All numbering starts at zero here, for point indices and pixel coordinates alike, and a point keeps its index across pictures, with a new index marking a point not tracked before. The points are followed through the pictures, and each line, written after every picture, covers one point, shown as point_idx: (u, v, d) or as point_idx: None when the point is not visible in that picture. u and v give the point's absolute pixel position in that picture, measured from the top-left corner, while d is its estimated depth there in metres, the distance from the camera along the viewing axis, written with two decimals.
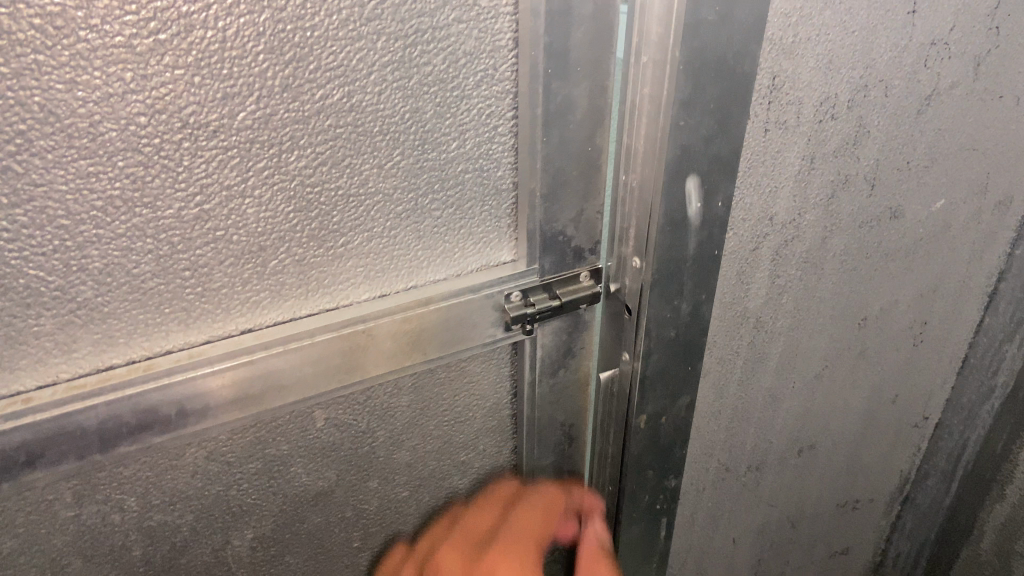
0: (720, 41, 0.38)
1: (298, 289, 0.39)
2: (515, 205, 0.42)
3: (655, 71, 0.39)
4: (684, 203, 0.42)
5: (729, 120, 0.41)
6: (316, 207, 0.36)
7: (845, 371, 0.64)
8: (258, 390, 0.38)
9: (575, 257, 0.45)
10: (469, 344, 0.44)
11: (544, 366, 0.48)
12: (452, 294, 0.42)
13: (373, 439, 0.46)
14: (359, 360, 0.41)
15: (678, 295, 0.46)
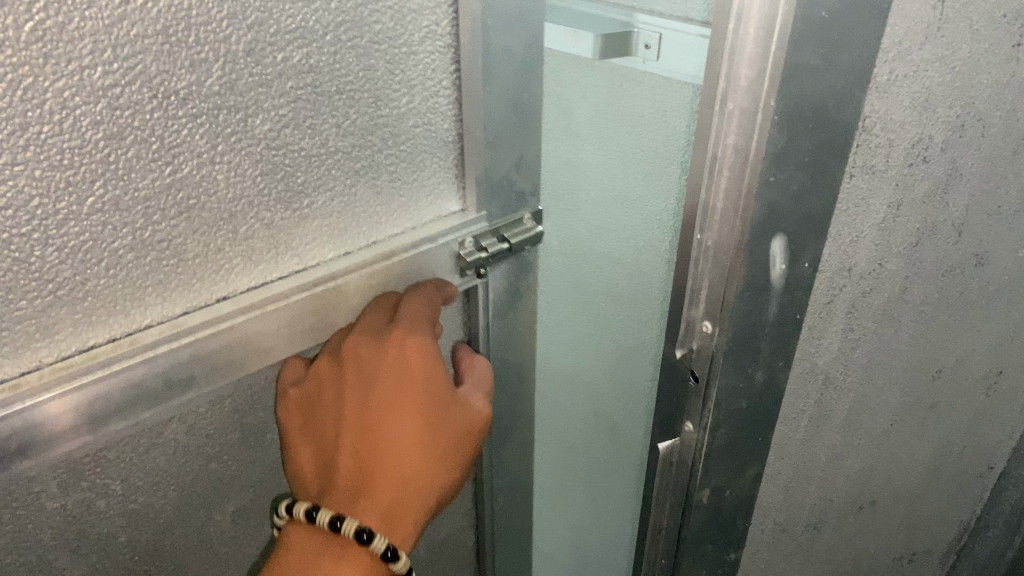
0: (823, 87, 0.33)
1: (267, 251, 0.34)
2: (484, 153, 0.38)
3: (743, 120, 0.34)
4: (767, 265, 0.37)
5: (823, 174, 0.36)
6: (282, 168, 0.33)
7: (913, 425, 0.59)
8: (237, 358, 0.34)
9: (518, 201, 0.41)
10: None
11: (503, 321, 0.44)
12: (414, 247, 0.38)
13: None
14: (330, 321, 0.37)
15: (752, 363, 0.41)
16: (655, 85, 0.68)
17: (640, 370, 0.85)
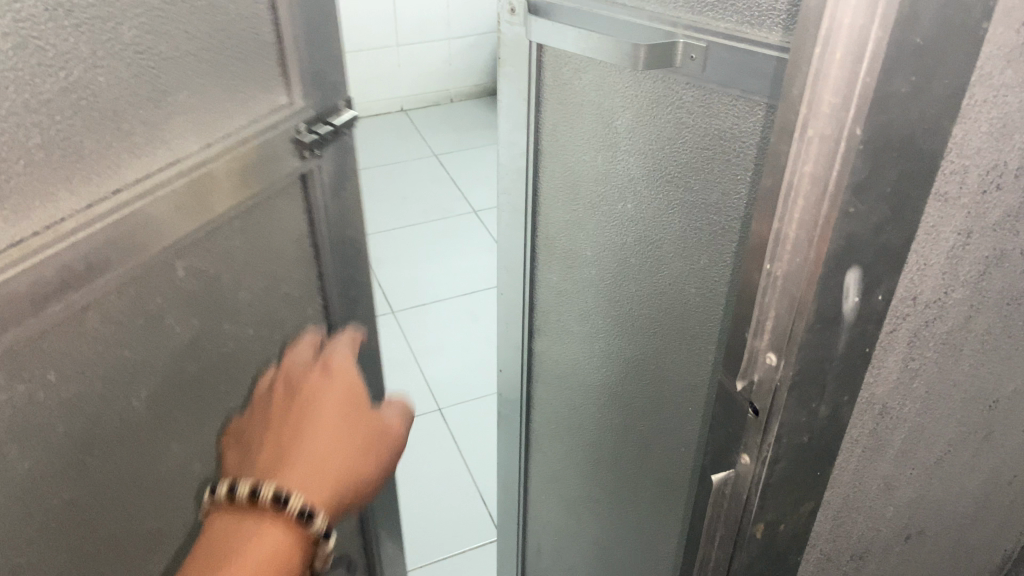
0: (911, 117, 0.32)
1: (146, 147, 0.46)
2: (299, 65, 0.55)
3: (821, 148, 0.33)
4: (839, 298, 0.36)
5: (905, 206, 0.35)
6: (150, 70, 0.45)
7: (966, 455, 0.57)
8: (138, 234, 0.46)
9: (331, 96, 0.59)
10: (276, 174, 0.55)
11: (330, 193, 0.62)
12: (257, 132, 0.53)
13: (221, 283, 0.56)
14: (204, 196, 0.50)
15: (817, 398, 0.40)
16: (698, 98, 0.66)
17: (685, 385, 0.81)
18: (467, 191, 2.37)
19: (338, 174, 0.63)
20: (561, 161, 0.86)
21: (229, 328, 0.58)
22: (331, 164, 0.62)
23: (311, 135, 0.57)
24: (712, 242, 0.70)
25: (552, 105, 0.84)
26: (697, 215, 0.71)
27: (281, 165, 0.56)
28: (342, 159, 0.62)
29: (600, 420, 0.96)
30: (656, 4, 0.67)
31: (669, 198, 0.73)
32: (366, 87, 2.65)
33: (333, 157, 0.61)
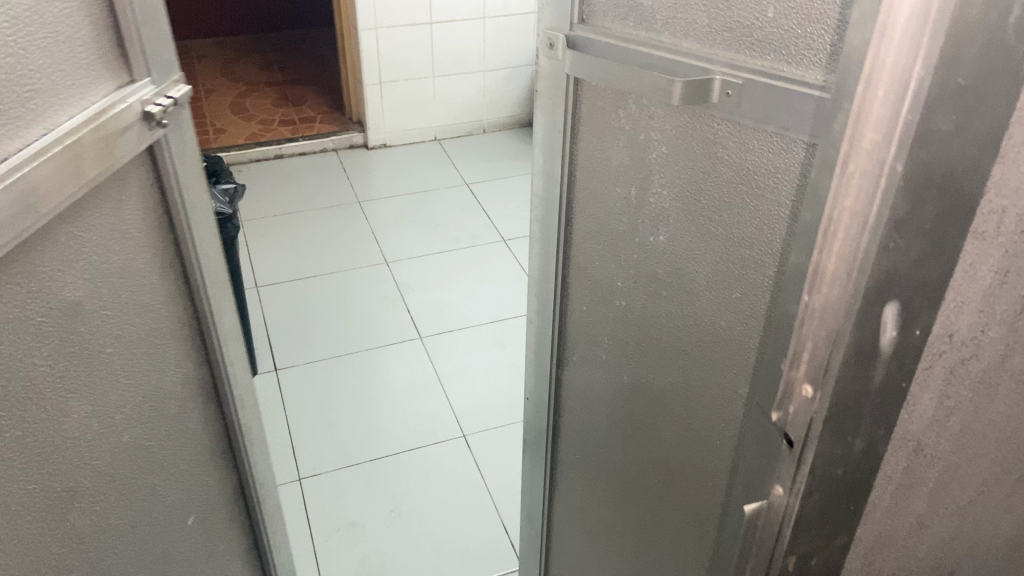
0: (952, 156, 0.33)
1: (19, 120, 0.51)
2: (144, 49, 0.65)
3: (867, 185, 0.35)
4: (877, 332, 0.37)
5: (946, 244, 0.35)
6: (12, 46, 0.51)
7: (1001, 495, 0.57)
8: (31, 193, 0.51)
9: (163, 77, 0.68)
10: (127, 145, 0.63)
11: (177, 162, 0.72)
12: (108, 107, 0.60)
13: (94, 250, 0.63)
14: (75, 161, 0.56)
15: (852, 432, 0.40)
16: (735, 132, 0.67)
17: (718, 413, 0.80)
18: (497, 220, 2.39)
19: (179, 150, 0.72)
20: (596, 193, 0.87)
21: (109, 293, 0.66)
22: (174, 135, 0.71)
23: (160, 108, 0.66)
24: (747, 273, 0.70)
25: (587, 136, 0.86)
26: (733, 246, 0.71)
27: (135, 133, 0.64)
28: (179, 135, 0.72)
29: (632, 454, 0.95)
30: (694, 40, 0.69)
31: (705, 232, 0.74)
32: (402, 116, 2.70)
33: (175, 132, 0.71)
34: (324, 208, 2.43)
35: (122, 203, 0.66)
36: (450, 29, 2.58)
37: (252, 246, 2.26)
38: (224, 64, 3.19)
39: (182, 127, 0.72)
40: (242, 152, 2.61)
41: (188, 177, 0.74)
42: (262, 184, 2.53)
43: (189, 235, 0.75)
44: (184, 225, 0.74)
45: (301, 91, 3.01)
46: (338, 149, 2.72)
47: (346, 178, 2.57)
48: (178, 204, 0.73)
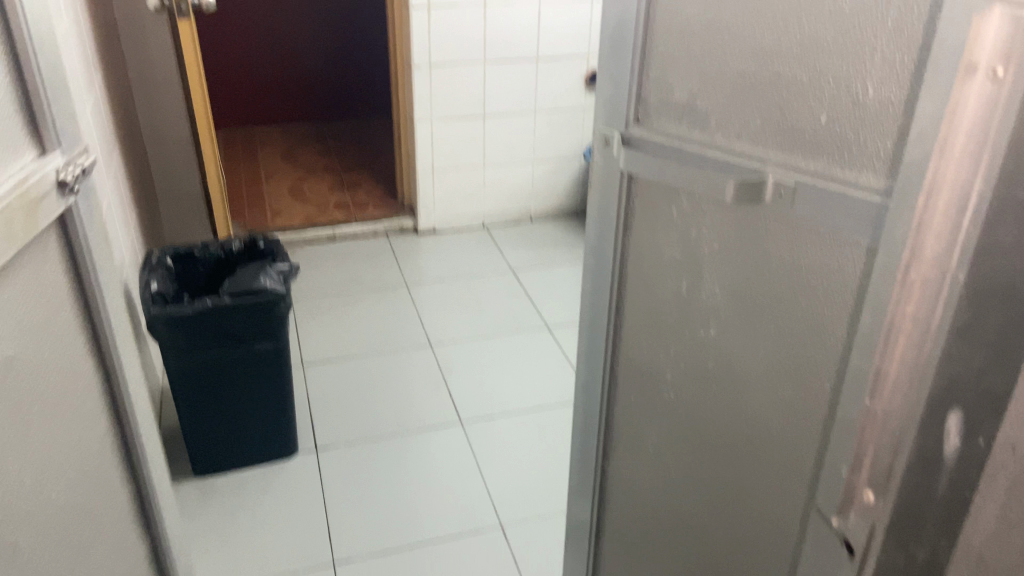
0: (1002, 275, 0.40)
1: None
2: (56, 126, 0.76)
3: (922, 296, 0.44)
4: (936, 441, 0.45)
5: (1005, 353, 0.41)
6: None
7: None
8: None
9: (71, 147, 0.79)
10: (49, 206, 0.73)
11: (87, 222, 0.82)
12: (32, 173, 0.71)
13: (29, 297, 0.74)
14: (15, 219, 0.67)
15: (914, 538, 0.48)
16: (788, 229, 0.69)
17: (773, 515, 0.79)
18: (541, 307, 2.41)
19: (88, 211, 0.83)
20: (647, 285, 0.89)
21: (47, 341, 0.77)
22: (82, 199, 0.81)
23: (71, 175, 0.77)
24: (803, 368, 0.71)
25: (639, 229, 0.88)
26: (787, 340, 0.72)
27: (56, 197, 0.75)
28: (85, 198, 0.82)
29: (684, 549, 0.93)
30: (745, 141, 0.72)
31: (758, 325, 0.75)
32: (452, 202, 2.77)
33: (83, 196, 0.81)
34: (372, 290, 2.49)
35: (47, 258, 0.76)
36: (503, 121, 2.67)
37: (301, 324, 2.31)
38: (286, 148, 3.33)
39: (88, 192, 0.83)
40: (297, 233, 2.70)
41: (94, 234, 0.85)
42: (313, 264, 2.60)
43: (95, 281, 0.85)
44: (92, 272, 0.84)
45: (357, 176, 3.12)
46: (389, 232, 2.80)
47: (395, 261, 2.64)
48: (87, 254, 0.83)
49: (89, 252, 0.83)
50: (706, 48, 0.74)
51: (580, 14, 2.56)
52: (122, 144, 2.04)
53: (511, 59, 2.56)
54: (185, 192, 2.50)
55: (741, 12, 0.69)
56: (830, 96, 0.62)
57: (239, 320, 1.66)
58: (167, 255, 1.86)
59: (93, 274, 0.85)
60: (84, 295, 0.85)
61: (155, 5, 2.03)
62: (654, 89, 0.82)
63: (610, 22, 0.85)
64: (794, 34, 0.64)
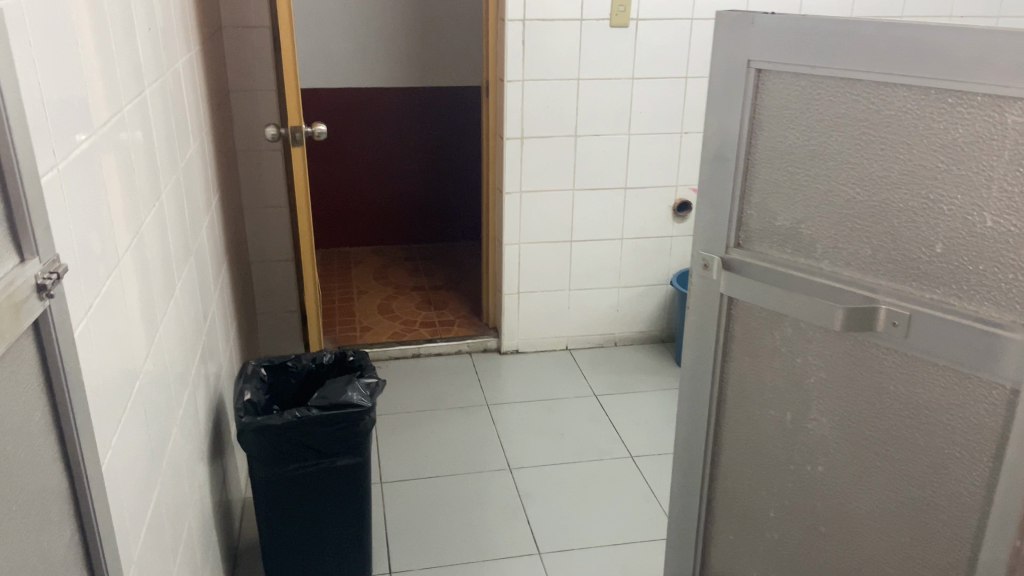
0: None
1: None
2: (33, 236, 0.75)
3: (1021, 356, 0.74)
4: None
5: None
6: None
7: None
8: None
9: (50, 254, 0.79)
10: (28, 312, 0.72)
11: (59, 333, 0.80)
12: (2, 274, 0.69)
13: (20, 409, 0.72)
14: None
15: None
16: (901, 361, 0.85)
17: None
18: (625, 436, 2.34)
19: (59, 323, 0.80)
20: (748, 417, 1.06)
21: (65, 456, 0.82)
22: (54, 308, 0.79)
23: (48, 280, 0.76)
24: (924, 467, 0.86)
25: (737, 364, 1.05)
26: (904, 461, 0.88)
27: (31, 302, 0.73)
28: (57, 308, 0.80)
29: None
30: (854, 270, 0.88)
31: (873, 446, 0.91)
32: (537, 324, 2.78)
33: (55, 305, 0.79)
34: (453, 408, 2.48)
35: (23, 369, 0.73)
36: (590, 246, 2.70)
37: (381, 440, 2.32)
38: (379, 269, 3.45)
39: (60, 302, 0.80)
40: (383, 349, 2.75)
41: (66, 348, 0.81)
42: (397, 381, 2.63)
43: (67, 400, 0.81)
44: (63, 390, 0.81)
45: (444, 297, 3.18)
46: (472, 351, 2.82)
47: (478, 381, 2.64)
48: (60, 368, 0.80)
49: (62, 365, 0.80)
50: (811, 177, 0.90)
51: (669, 146, 2.60)
52: (230, 258, 2.17)
53: (600, 187, 2.61)
54: (282, 305, 2.61)
55: (849, 143, 0.86)
56: (942, 228, 0.79)
57: (325, 432, 1.68)
58: (262, 365, 1.92)
59: (67, 393, 0.81)
60: (56, 416, 0.81)
61: (272, 133, 2.21)
62: (754, 216, 0.97)
63: (712, 143, 0.97)
64: (904, 169, 0.81)
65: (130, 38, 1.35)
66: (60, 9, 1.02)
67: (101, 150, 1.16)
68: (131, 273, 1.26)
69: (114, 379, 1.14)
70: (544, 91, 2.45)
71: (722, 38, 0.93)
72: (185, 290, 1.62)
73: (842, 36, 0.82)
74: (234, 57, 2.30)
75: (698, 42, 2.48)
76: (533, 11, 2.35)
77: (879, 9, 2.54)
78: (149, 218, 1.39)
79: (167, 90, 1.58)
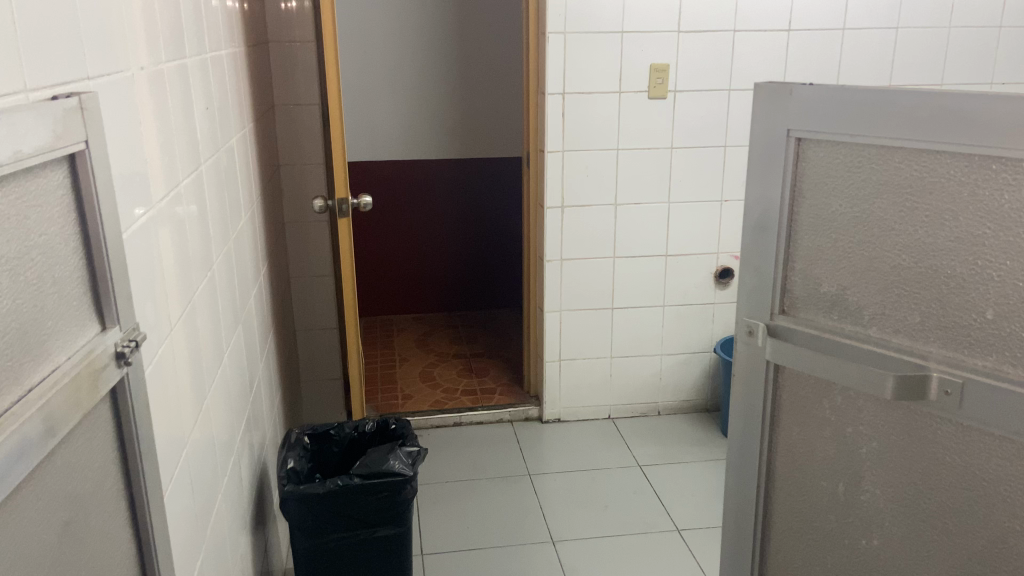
0: None
1: (37, 360, 0.68)
2: (114, 305, 0.82)
3: None
4: None
5: None
6: (37, 300, 0.69)
7: None
8: (48, 421, 0.66)
9: (131, 324, 0.85)
10: (108, 381, 0.78)
11: (134, 398, 0.85)
12: (85, 345, 0.76)
13: (92, 468, 0.77)
14: (78, 395, 0.72)
15: None
16: (956, 432, 0.83)
17: None
18: (672, 508, 2.28)
19: (135, 389, 0.85)
20: (799, 489, 1.03)
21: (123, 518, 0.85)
22: (133, 375, 0.85)
23: (127, 348, 0.82)
24: (986, 544, 0.83)
25: (786, 433, 1.03)
26: (964, 538, 0.85)
27: (110, 369, 0.79)
28: (136, 375, 0.86)
29: None
30: (903, 338, 0.86)
31: (931, 520, 0.88)
32: (579, 393, 2.76)
33: (134, 371, 0.85)
34: (496, 478, 2.46)
35: (98, 434, 0.78)
36: (632, 314, 2.69)
37: (423, 510, 2.30)
38: (420, 337, 3.47)
39: (139, 369, 0.86)
40: (425, 418, 2.75)
41: (141, 412, 0.87)
42: (439, 449, 2.62)
43: (138, 461, 0.86)
44: (136, 452, 0.86)
45: (485, 365, 3.19)
46: (514, 420, 2.80)
47: (520, 450, 2.61)
48: (134, 434, 0.85)
49: (136, 430, 0.85)
50: (856, 243, 0.90)
51: (709, 214, 2.61)
52: (276, 328, 2.21)
53: (641, 255, 2.62)
54: (326, 374, 2.64)
55: (894, 209, 0.86)
56: (992, 294, 0.78)
57: (368, 501, 1.69)
58: (305, 433, 1.93)
59: (138, 454, 0.86)
60: (128, 477, 0.86)
61: (319, 205, 2.27)
62: (799, 282, 0.96)
63: (755, 211, 0.98)
64: (950, 236, 0.81)
65: (189, 118, 1.42)
66: (126, 93, 1.08)
67: (159, 224, 1.21)
68: (182, 341, 1.29)
69: (163, 447, 1.16)
70: (584, 161, 2.49)
71: (759, 109, 0.94)
72: (235, 357, 1.66)
73: (882, 105, 0.83)
74: (285, 134, 2.39)
75: (735, 112, 2.51)
76: (572, 85, 2.41)
77: (918, 78, 2.55)
78: (201, 288, 1.43)
79: (221, 167, 1.65)
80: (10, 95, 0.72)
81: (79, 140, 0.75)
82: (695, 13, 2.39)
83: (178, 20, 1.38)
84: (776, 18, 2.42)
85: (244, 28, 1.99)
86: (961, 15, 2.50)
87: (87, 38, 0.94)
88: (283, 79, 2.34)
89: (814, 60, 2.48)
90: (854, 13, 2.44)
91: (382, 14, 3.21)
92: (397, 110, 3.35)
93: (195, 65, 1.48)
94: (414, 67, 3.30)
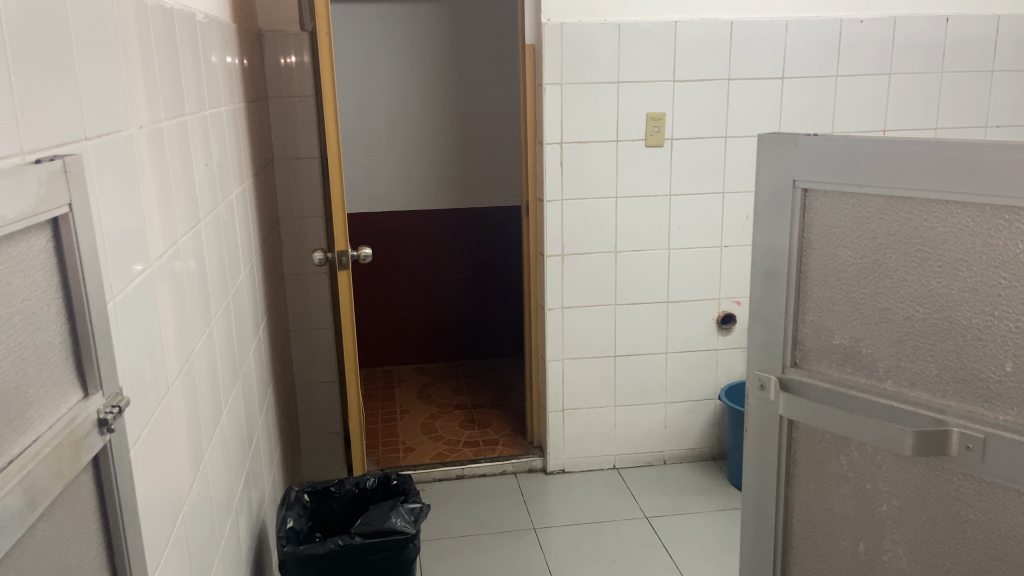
0: None
1: (18, 427, 0.66)
2: (98, 371, 0.80)
3: None
4: None
5: None
6: (23, 367, 0.68)
7: None
8: (29, 493, 0.64)
9: (114, 392, 0.83)
10: (90, 450, 0.76)
11: (118, 466, 0.83)
12: (66, 410, 0.74)
13: (77, 541, 0.75)
14: (61, 465, 0.69)
15: None
16: (979, 489, 0.81)
17: None
18: (680, 561, 2.23)
19: (117, 457, 0.83)
20: (816, 549, 1.00)
21: None
22: (115, 441, 0.83)
23: (110, 415, 0.80)
24: None
25: (803, 491, 1.00)
26: None
27: (92, 438, 0.77)
28: (118, 443, 0.83)
29: None
30: (918, 390, 0.85)
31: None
32: (583, 444, 2.72)
33: (116, 439, 0.83)
34: (499, 532, 2.40)
35: (81, 503, 0.76)
36: (633, 361, 2.66)
37: (425, 567, 2.24)
38: (421, 388, 3.44)
39: (121, 436, 0.84)
40: (426, 470, 2.71)
41: (124, 479, 0.84)
42: (441, 503, 2.57)
43: (121, 526, 0.84)
44: (118, 518, 0.83)
45: (486, 416, 3.14)
46: (517, 472, 2.75)
47: (523, 502, 2.56)
48: (116, 499, 0.82)
49: (118, 495, 0.83)
50: (867, 295, 0.88)
51: (708, 260, 2.60)
52: (276, 383, 2.19)
53: (642, 302, 2.60)
54: (326, 428, 2.60)
55: (905, 261, 0.84)
56: (1012, 345, 0.77)
57: (366, 561, 1.66)
58: (304, 491, 1.89)
59: (121, 524, 0.84)
60: (112, 549, 0.83)
61: (318, 257, 2.25)
62: (811, 334, 0.95)
63: (763, 261, 0.96)
64: (965, 287, 0.80)
65: (189, 176, 1.42)
66: (125, 152, 1.08)
67: (158, 280, 1.20)
68: (179, 401, 1.27)
69: (159, 511, 1.12)
70: (583, 210, 2.50)
71: (762, 157, 0.94)
72: (232, 413, 1.63)
73: (890, 155, 0.82)
74: (284, 186, 2.39)
75: (732, 159, 2.52)
76: (571, 135, 2.42)
77: (912, 124, 2.57)
78: (200, 344, 1.41)
79: (221, 221, 1.65)
80: (6, 156, 0.71)
81: (64, 204, 0.74)
82: (690, 62, 2.42)
83: (177, 76, 1.39)
84: (770, 65, 2.45)
85: (244, 84, 2.00)
86: (953, 59, 2.53)
87: (85, 97, 0.94)
88: (282, 134, 2.36)
89: (810, 108, 2.50)
90: (848, 60, 2.47)
91: (380, 68, 3.25)
92: (397, 159, 3.37)
93: (195, 123, 1.49)
94: (412, 119, 3.33)
